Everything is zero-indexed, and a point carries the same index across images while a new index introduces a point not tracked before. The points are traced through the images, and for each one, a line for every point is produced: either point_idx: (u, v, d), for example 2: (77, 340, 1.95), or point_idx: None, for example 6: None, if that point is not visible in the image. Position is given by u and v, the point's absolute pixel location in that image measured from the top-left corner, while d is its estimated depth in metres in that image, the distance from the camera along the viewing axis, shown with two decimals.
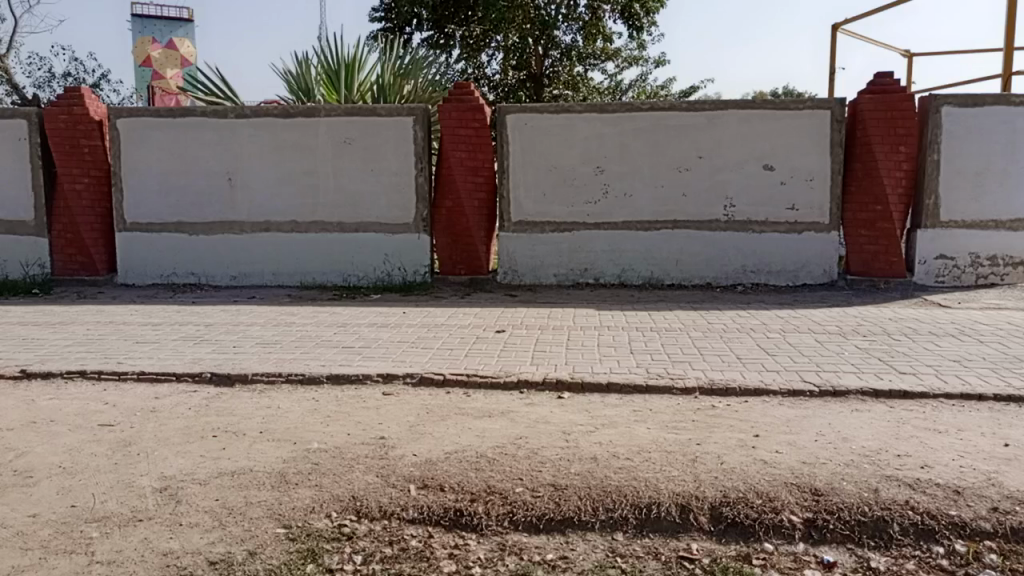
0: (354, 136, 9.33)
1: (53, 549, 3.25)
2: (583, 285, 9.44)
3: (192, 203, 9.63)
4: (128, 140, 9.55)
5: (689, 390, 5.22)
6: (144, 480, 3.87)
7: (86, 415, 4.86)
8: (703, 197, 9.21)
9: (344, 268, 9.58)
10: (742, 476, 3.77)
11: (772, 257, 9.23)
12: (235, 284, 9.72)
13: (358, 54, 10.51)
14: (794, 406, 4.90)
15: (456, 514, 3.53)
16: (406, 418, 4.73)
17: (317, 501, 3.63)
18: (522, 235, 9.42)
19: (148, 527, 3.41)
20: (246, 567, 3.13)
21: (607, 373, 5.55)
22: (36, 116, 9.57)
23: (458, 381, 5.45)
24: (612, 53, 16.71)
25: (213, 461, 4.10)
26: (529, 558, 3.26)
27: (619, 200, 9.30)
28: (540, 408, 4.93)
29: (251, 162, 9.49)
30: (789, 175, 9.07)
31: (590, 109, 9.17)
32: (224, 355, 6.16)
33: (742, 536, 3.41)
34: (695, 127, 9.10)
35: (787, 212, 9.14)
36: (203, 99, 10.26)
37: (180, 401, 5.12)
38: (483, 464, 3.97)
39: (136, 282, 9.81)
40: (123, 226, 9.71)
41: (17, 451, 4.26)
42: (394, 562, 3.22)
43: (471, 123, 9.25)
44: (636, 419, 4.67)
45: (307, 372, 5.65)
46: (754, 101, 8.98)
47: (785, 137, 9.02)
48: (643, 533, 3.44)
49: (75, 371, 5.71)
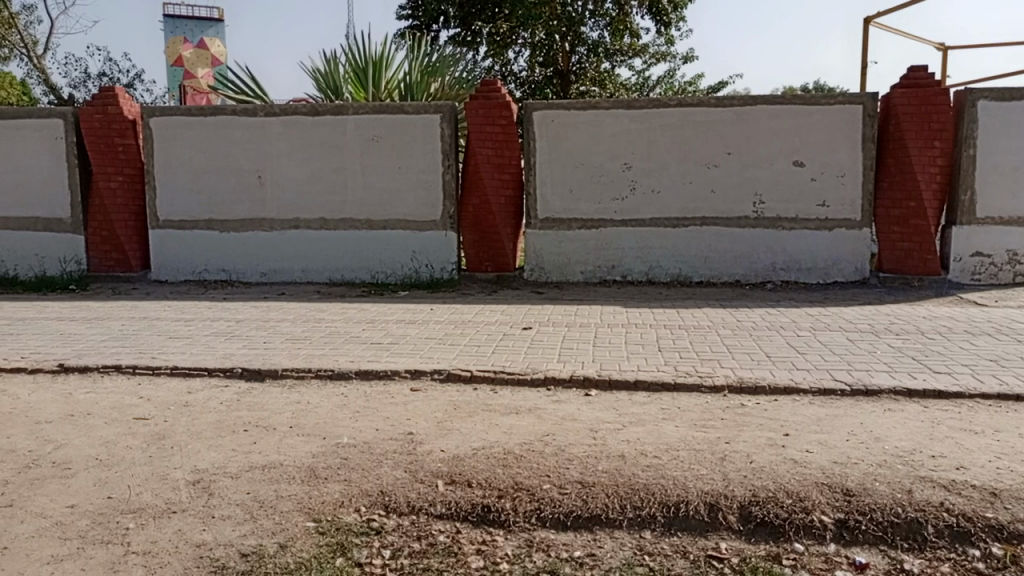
0: (382, 133, 9.39)
1: (90, 540, 3.32)
2: (611, 282, 9.41)
3: (222, 201, 9.75)
4: (160, 139, 9.70)
5: (718, 388, 5.18)
6: (178, 473, 3.94)
7: (121, 408, 4.95)
8: (732, 193, 9.12)
9: (372, 265, 9.64)
10: (771, 475, 3.74)
11: (801, 254, 9.13)
12: (265, 280, 9.83)
13: (386, 52, 10.58)
14: (825, 405, 4.84)
15: (484, 510, 3.54)
16: (434, 414, 4.76)
17: (346, 496, 3.67)
18: (548, 232, 9.40)
19: (182, 519, 3.47)
20: (278, 560, 3.16)
21: (635, 370, 5.53)
22: (71, 115, 9.75)
23: (485, 377, 5.47)
24: (640, 49, 16.65)
25: (245, 455, 4.16)
26: (557, 555, 3.25)
27: (646, 197, 9.25)
28: (567, 405, 4.93)
29: (280, 160, 9.58)
30: (820, 171, 8.95)
31: (617, 105, 9.13)
32: (254, 351, 6.24)
33: (772, 536, 3.38)
34: (724, 123, 9.02)
35: (817, 209, 9.02)
36: (233, 97, 10.39)
37: (212, 396, 5.21)
38: (510, 460, 3.98)
39: (169, 277, 9.97)
40: (156, 224, 9.86)
41: (55, 443, 4.35)
42: (423, 557, 3.24)
43: (497, 120, 9.26)
44: (664, 417, 4.64)
45: (336, 367, 5.70)
46: (785, 96, 8.88)
47: (816, 133, 8.91)
48: (671, 531, 3.42)
49: (110, 366, 5.82)
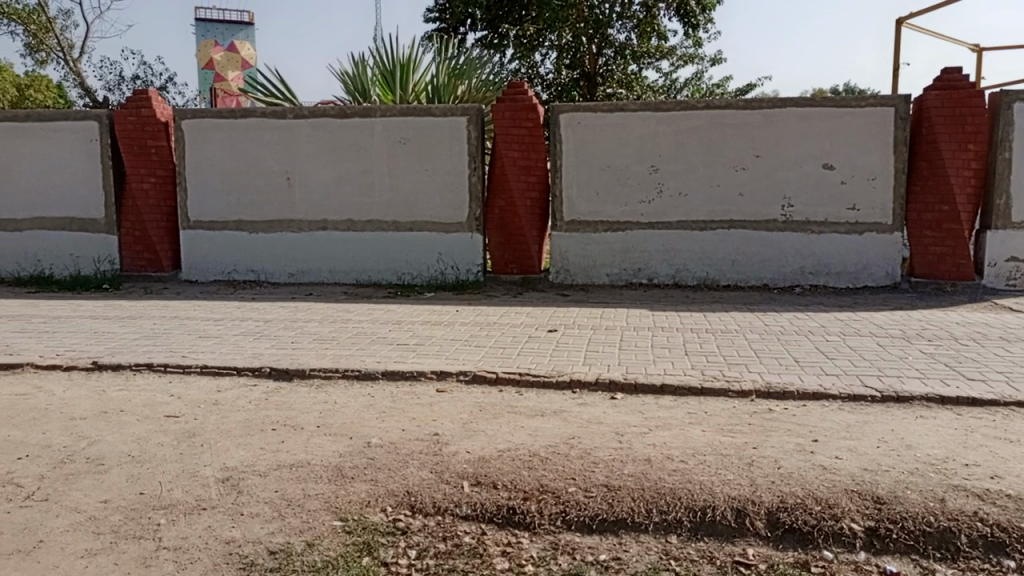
0: (409, 135, 9.45)
1: (123, 534, 3.38)
2: (637, 285, 9.38)
3: (251, 202, 9.87)
4: (192, 141, 9.84)
5: (745, 393, 5.14)
6: (208, 470, 3.99)
7: (153, 405, 5.04)
8: (760, 196, 9.04)
9: (398, 266, 9.70)
10: (800, 481, 3.70)
11: (831, 258, 9.01)
12: (292, 281, 9.93)
13: (413, 54, 10.64)
14: (854, 412, 4.78)
15: (509, 512, 3.54)
16: (459, 415, 4.78)
17: (372, 495, 3.70)
18: (574, 234, 9.39)
19: (212, 516, 3.52)
20: (305, 558, 3.19)
21: (661, 374, 5.50)
22: (106, 118, 9.93)
23: (510, 379, 5.48)
24: (668, 52, 16.58)
25: (273, 453, 4.21)
26: (582, 558, 3.25)
27: (673, 200, 9.20)
28: (593, 408, 4.92)
29: (309, 161, 9.68)
30: (850, 174, 8.84)
31: (644, 107, 9.09)
32: (282, 351, 6.31)
33: (801, 543, 3.34)
34: (752, 125, 8.95)
35: (847, 212, 8.91)
36: (262, 100, 10.52)
37: (241, 395, 5.28)
38: (536, 462, 3.98)
39: (199, 277, 10.12)
40: (187, 225, 10.01)
41: (90, 439, 4.44)
42: (448, 558, 3.25)
43: (523, 122, 9.27)
44: (690, 421, 4.61)
45: (363, 368, 5.74)
46: (814, 98, 8.78)
47: (846, 135, 8.80)
48: (698, 537, 3.40)
49: (143, 364, 5.93)
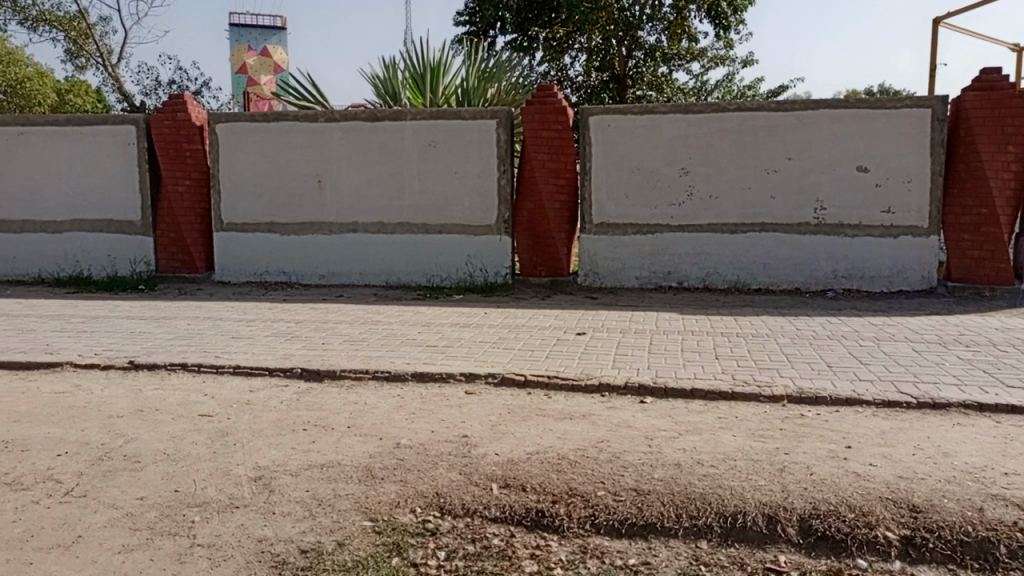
0: (438, 138, 9.50)
1: (158, 531, 3.44)
2: (666, 288, 9.32)
3: (283, 205, 9.99)
4: (226, 144, 10.00)
5: (777, 398, 5.08)
6: (240, 469, 4.05)
7: (187, 405, 5.12)
8: (792, 199, 8.94)
9: (427, 268, 9.75)
10: (833, 488, 3.65)
11: (865, 262, 8.87)
12: (323, 283, 10.03)
13: (443, 58, 10.70)
14: (889, 418, 4.70)
15: (538, 515, 3.54)
16: (488, 417, 4.78)
17: (402, 496, 3.72)
18: (603, 236, 9.36)
19: (244, 514, 3.57)
20: (335, 557, 3.22)
21: (692, 378, 5.46)
22: (143, 122, 10.13)
23: (539, 382, 5.48)
24: (698, 53, 16.48)
25: (304, 453, 4.25)
26: (611, 562, 3.23)
27: (703, 202, 9.12)
28: (622, 411, 4.90)
29: (340, 164, 9.77)
30: (885, 177, 8.70)
31: (674, 109, 9.04)
32: (313, 352, 6.38)
33: (834, 551, 3.29)
34: (784, 128, 8.86)
35: (882, 215, 8.77)
36: (294, 104, 10.66)
37: (273, 395, 5.34)
38: (565, 465, 3.98)
39: (232, 279, 10.26)
40: (220, 227, 10.16)
41: (126, 437, 4.52)
42: (477, 560, 3.26)
43: (553, 125, 9.27)
44: (721, 426, 4.57)
45: (392, 369, 5.78)
46: (848, 99, 8.65)
47: (881, 137, 8.66)
48: (728, 542, 3.36)
49: (177, 364, 6.03)
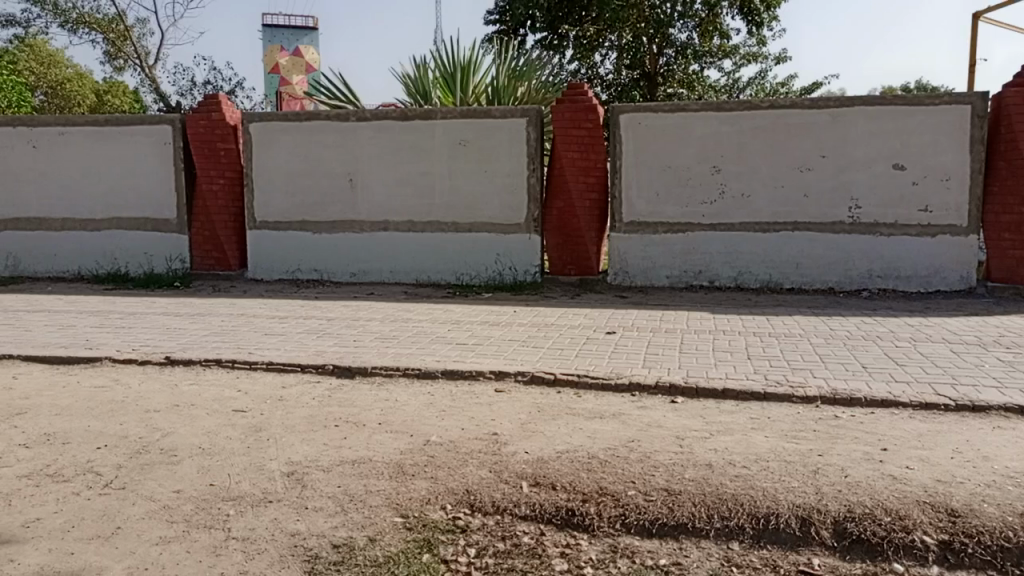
0: (469, 137, 9.53)
1: (195, 524, 3.50)
2: (697, 287, 9.24)
3: (315, 203, 10.09)
4: (259, 144, 10.13)
5: (810, 398, 5.01)
6: (274, 464, 4.11)
7: (222, 400, 5.21)
8: (826, 197, 8.81)
9: (457, 267, 9.78)
10: (868, 491, 3.59)
11: (901, 261, 8.71)
12: (354, 280, 10.11)
13: (474, 57, 10.73)
14: (927, 420, 4.61)
15: (568, 514, 3.54)
16: (518, 416, 4.79)
17: (433, 493, 3.74)
18: (634, 235, 9.31)
19: (278, 508, 3.62)
20: (367, 552, 3.25)
21: (723, 378, 5.41)
22: (179, 122, 10.30)
23: (569, 381, 5.47)
24: (730, 51, 16.31)
25: (336, 449, 4.30)
26: (641, 562, 3.22)
27: (735, 201, 9.03)
28: (652, 411, 4.87)
29: (371, 163, 9.84)
30: (922, 175, 8.54)
31: (706, 107, 8.96)
32: (345, 349, 6.44)
33: (869, 555, 3.24)
34: (818, 125, 8.73)
35: (919, 214, 8.61)
36: (326, 103, 10.76)
37: (305, 391, 5.41)
38: (595, 465, 3.97)
39: (265, 276, 10.38)
40: (253, 225, 10.29)
41: (163, 431, 4.61)
42: (507, 557, 3.26)
43: (583, 123, 9.24)
44: (753, 427, 4.53)
45: (423, 367, 5.81)
46: (884, 96, 8.51)
47: (918, 134, 8.50)
48: (760, 544, 3.33)
49: (212, 359, 6.12)
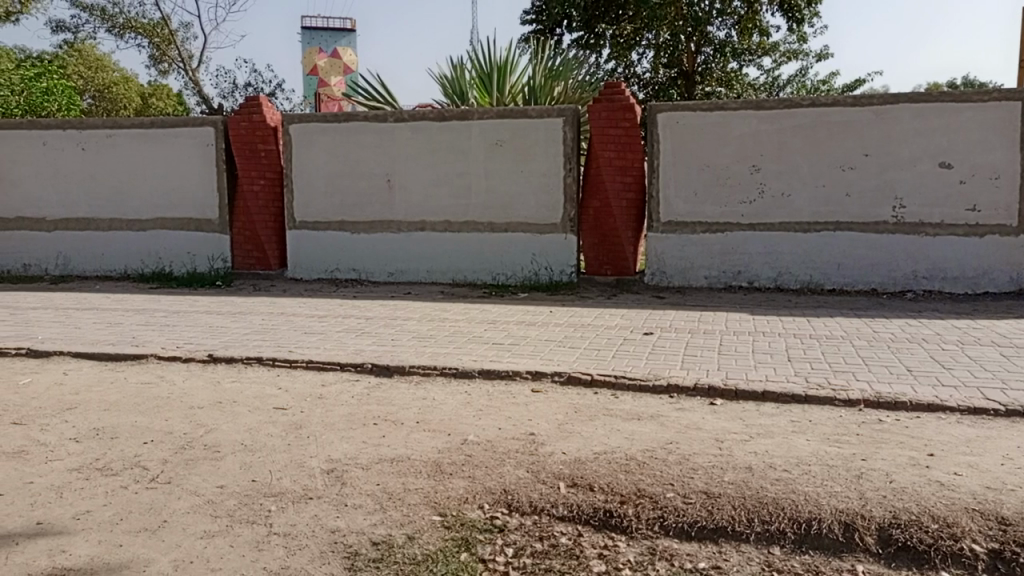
0: (505, 137, 9.55)
1: (238, 519, 3.56)
2: (736, 288, 9.12)
3: (354, 203, 10.20)
4: (298, 145, 10.27)
5: (853, 402, 4.91)
6: (314, 461, 4.16)
7: (263, 397, 5.29)
8: (870, 196, 8.64)
9: (493, 266, 9.80)
10: (914, 497, 3.52)
11: (948, 262, 8.51)
12: (392, 280, 10.19)
13: (510, 57, 10.75)
14: (975, 426, 4.49)
15: (606, 515, 3.52)
16: (555, 416, 4.79)
17: (470, 492, 3.75)
18: (671, 235, 9.23)
19: (318, 505, 3.67)
20: (406, 550, 3.27)
21: (763, 380, 5.34)
22: (221, 124, 10.50)
23: (606, 382, 5.45)
24: (770, 48, 16.09)
25: (375, 447, 4.34)
26: (680, 565, 3.19)
27: (775, 200, 8.90)
28: (690, 413, 4.83)
29: (408, 163, 9.91)
30: (970, 173, 8.34)
31: (746, 105, 8.85)
32: (383, 348, 6.50)
33: (915, 562, 3.16)
34: (862, 123, 8.56)
35: (966, 213, 8.42)
36: (364, 104, 10.88)
37: (344, 389, 5.47)
38: (633, 466, 3.95)
39: (304, 276, 10.52)
40: (293, 225, 10.43)
41: (206, 427, 4.70)
42: (544, 558, 3.26)
43: (620, 123, 9.19)
44: (794, 430, 4.46)
45: (459, 366, 5.84)
46: (930, 93, 8.32)
47: (966, 132, 8.31)
48: (802, 550, 3.27)
49: (253, 357, 6.23)
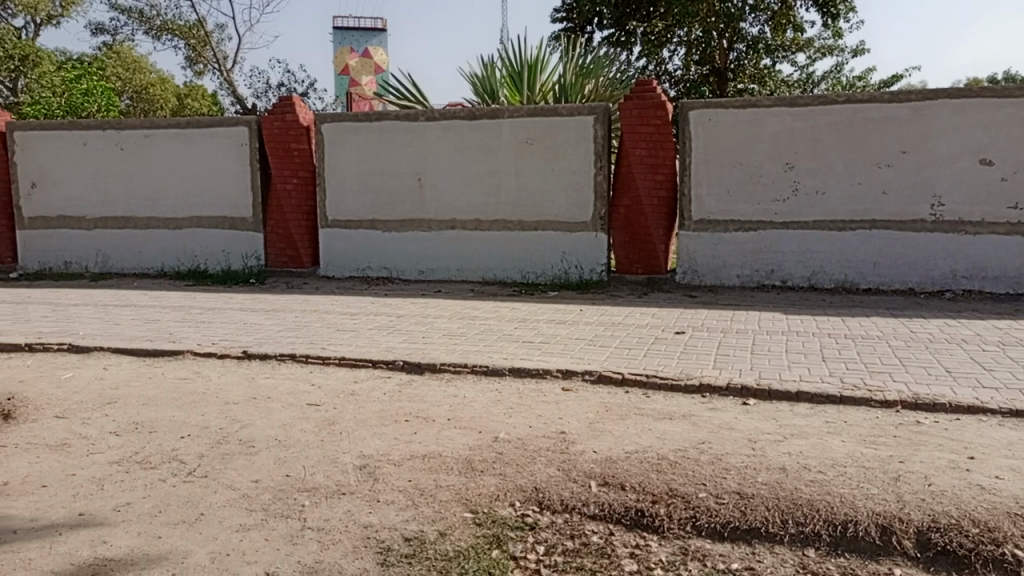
0: (536, 135, 9.54)
1: (272, 513, 3.61)
2: (769, 287, 9.02)
3: (385, 202, 10.27)
4: (330, 144, 10.36)
5: (890, 403, 4.83)
6: (346, 457, 4.20)
7: (297, 394, 5.36)
8: (907, 194, 8.48)
9: (523, 265, 9.81)
10: (954, 500, 3.45)
11: (988, 261, 8.32)
12: (422, 278, 10.25)
13: (541, 55, 10.74)
14: (1018, 429, 4.39)
15: (637, 514, 3.51)
16: (586, 414, 4.78)
17: (501, 490, 3.76)
18: (703, 233, 9.15)
19: (351, 500, 3.70)
20: (438, 547, 3.29)
21: (797, 381, 5.27)
22: (255, 123, 10.64)
23: (637, 381, 5.42)
24: (804, 44, 15.87)
25: (407, 444, 4.37)
26: (713, 566, 3.16)
27: (809, 198, 8.77)
28: (723, 413, 4.78)
29: (439, 162, 9.96)
30: (1012, 170, 8.15)
31: (779, 102, 8.74)
32: (414, 346, 6.53)
33: (955, 567, 3.10)
34: (899, 119, 8.41)
35: (1007, 211, 8.23)
36: (395, 103, 10.94)
37: (376, 386, 5.51)
38: (665, 466, 3.92)
39: (336, 274, 10.62)
40: (325, 223, 10.53)
41: (241, 423, 4.77)
42: (575, 556, 3.26)
43: (652, 120, 9.12)
44: (829, 431, 4.39)
45: (490, 364, 5.85)
46: (970, 88, 8.15)
47: (1008, 128, 8.12)
48: (837, 552, 3.23)
49: (287, 354, 6.31)
